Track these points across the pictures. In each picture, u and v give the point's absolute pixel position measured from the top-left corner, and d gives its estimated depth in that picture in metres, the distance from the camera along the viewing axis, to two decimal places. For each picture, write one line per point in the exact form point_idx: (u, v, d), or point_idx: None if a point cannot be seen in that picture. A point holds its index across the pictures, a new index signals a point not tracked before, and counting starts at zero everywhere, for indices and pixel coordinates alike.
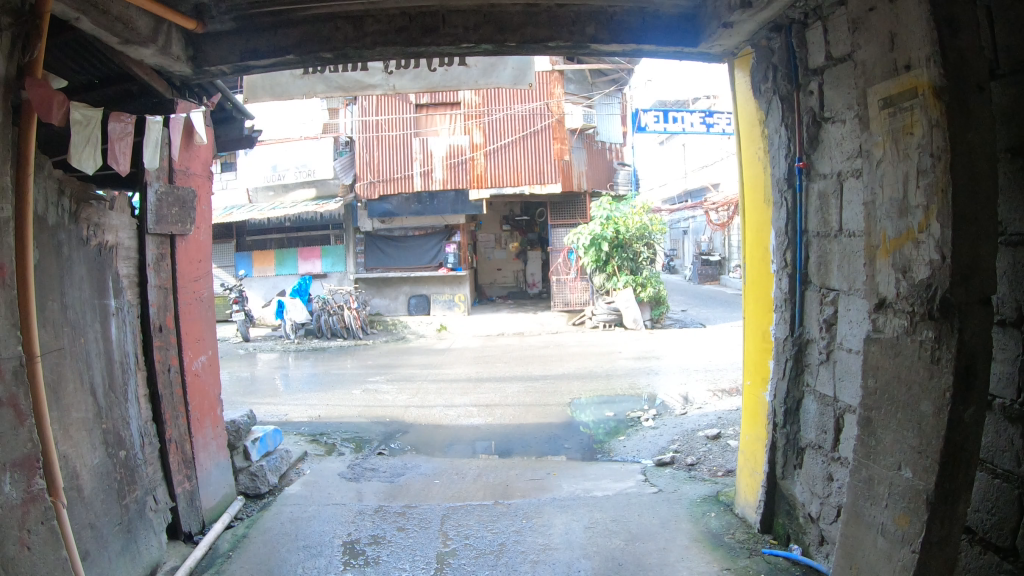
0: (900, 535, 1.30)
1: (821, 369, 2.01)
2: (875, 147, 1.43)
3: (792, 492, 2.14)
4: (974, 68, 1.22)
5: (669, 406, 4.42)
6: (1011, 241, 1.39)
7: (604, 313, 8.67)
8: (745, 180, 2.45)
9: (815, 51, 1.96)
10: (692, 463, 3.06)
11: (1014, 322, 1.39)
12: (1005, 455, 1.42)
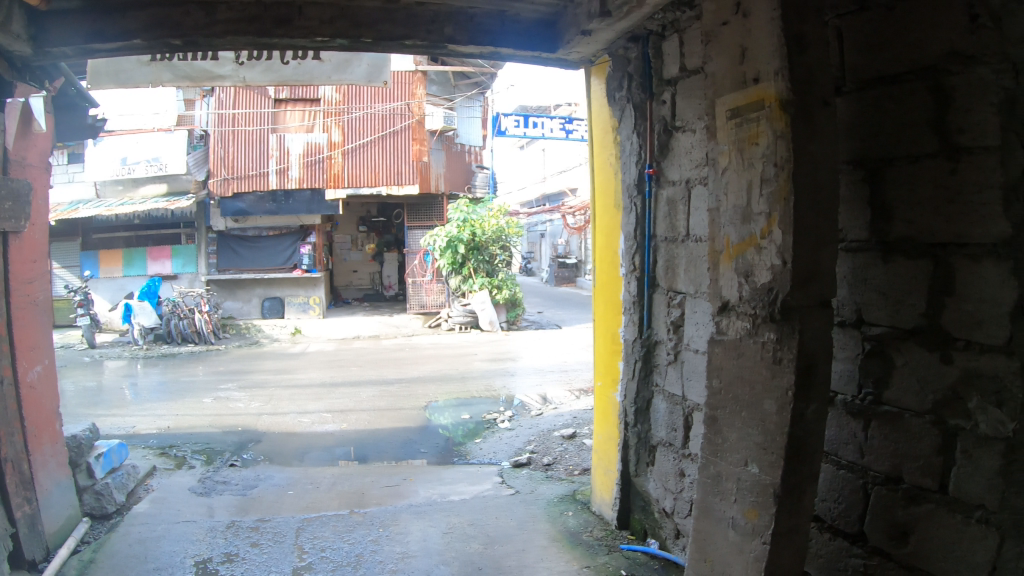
0: (748, 527, 1.37)
1: (669, 369, 2.10)
2: (720, 156, 1.48)
3: (645, 489, 2.21)
4: (821, 84, 1.30)
5: (527, 406, 4.50)
6: (851, 247, 1.53)
7: (458, 315, 8.81)
8: (596, 185, 2.51)
9: (670, 63, 2.04)
10: (549, 463, 3.11)
11: (853, 323, 1.53)
12: (847, 448, 1.56)
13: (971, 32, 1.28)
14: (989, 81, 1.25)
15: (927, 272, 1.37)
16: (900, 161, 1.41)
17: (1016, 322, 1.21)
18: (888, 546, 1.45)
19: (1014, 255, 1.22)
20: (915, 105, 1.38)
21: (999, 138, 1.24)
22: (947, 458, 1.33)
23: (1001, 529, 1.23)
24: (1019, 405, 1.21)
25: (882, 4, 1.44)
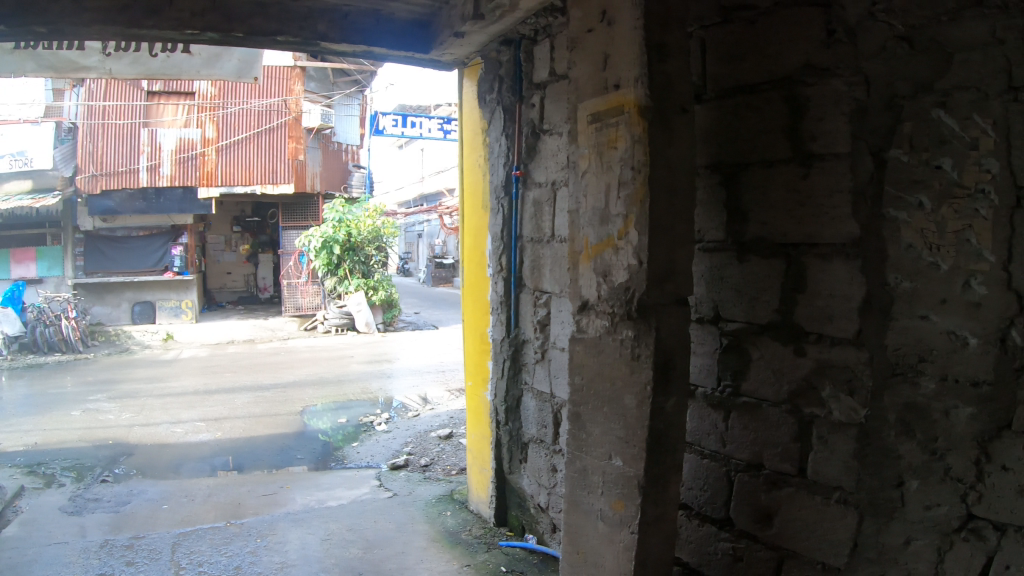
0: (615, 519, 1.41)
1: (537, 367, 2.15)
2: (581, 159, 1.52)
3: (520, 486, 2.26)
4: (679, 92, 1.37)
5: (406, 408, 4.48)
6: (708, 247, 1.62)
7: (336, 317, 8.48)
8: (466, 185, 2.53)
9: (541, 66, 2.08)
10: (426, 464, 3.11)
11: (711, 319, 1.63)
12: (709, 438, 1.64)
13: (827, 46, 1.39)
14: (841, 91, 1.37)
15: (780, 271, 1.48)
16: (755, 165, 1.52)
17: (864, 316, 1.35)
18: (754, 529, 1.55)
19: (862, 254, 1.35)
20: (770, 114, 1.48)
21: (849, 144, 1.36)
22: (804, 445, 1.45)
23: (860, 507, 1.37)
24: (868, 393, 1.36)
25: (744, 18, 1.53)
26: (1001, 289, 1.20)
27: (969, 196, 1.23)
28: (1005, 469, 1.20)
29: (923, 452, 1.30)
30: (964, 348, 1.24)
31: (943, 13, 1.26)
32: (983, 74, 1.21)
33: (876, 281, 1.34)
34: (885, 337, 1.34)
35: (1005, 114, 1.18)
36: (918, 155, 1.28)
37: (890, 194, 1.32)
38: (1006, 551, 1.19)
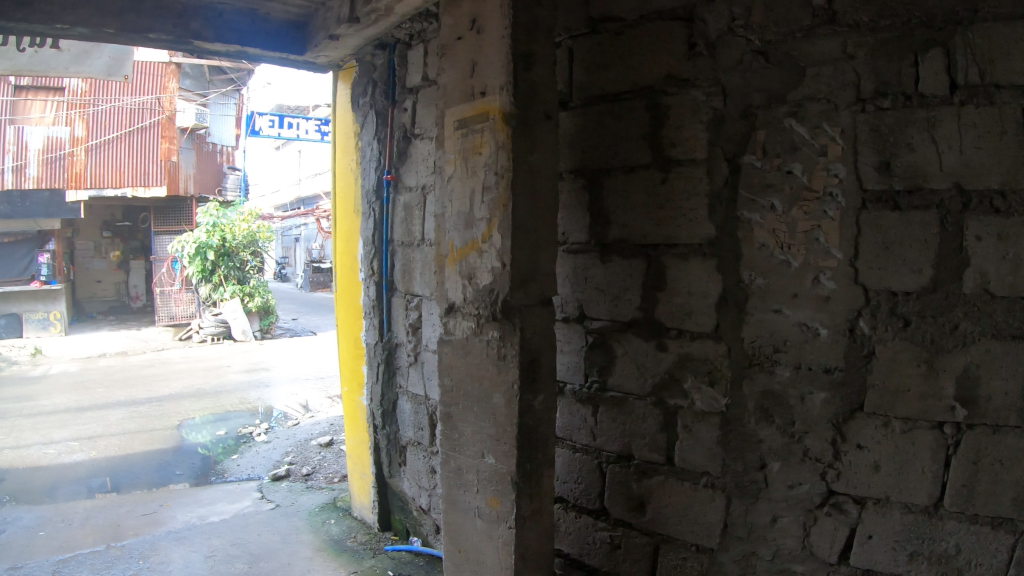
0: (491, 515, 1.45)
1: (410, 370, 2.18)
2: (446, 164, 1.54)
3: (401, 489, 2.28)
4: (542, 99, 1.42)
5: (287, 417, 4.39)
6: (571, 249, 1.75)
7: (212, 326, 8.18)
8: (337, 189, 2.50)
9: (414, 71, 2.10)
10: (308, 474, 3.05)
11: (576, 318, 1.75)
12: (579, 432, 1.76)
13: (689, 59, 1.52)
14: (699, 101, 1.51)
15: (640, 270, 1.63)
16: (617, 171, 1.65)
17: (720, 310, 1.51)
18: (629, 517, 1.67)
19: (718, 253, 1.51)
20: (633, 120, 1.61)
21: (706, 152, 1.51)
22: (669, 434, 1.60)
23: (726, 490, 1.52)
24: (727, 381, 1.52)
25: (611, 30, 1.64)
26: (848, 283, 1.36)
27: (818, 199, 1.38)
28: (859, 448, 1.38)
29: (782, 436, 1.46)
30: (815, 338, 1.41)
31: (798, 30, 1.40)
32: (832, 87, 1.36)
33: (731, 279, 1.50)
34: (742, 330, 1.49)
35: (852, 123, 1.35)
36: (771, 161, 1.43)
37: (745, 197, 1.47)
38: (866, 522, 1.38)
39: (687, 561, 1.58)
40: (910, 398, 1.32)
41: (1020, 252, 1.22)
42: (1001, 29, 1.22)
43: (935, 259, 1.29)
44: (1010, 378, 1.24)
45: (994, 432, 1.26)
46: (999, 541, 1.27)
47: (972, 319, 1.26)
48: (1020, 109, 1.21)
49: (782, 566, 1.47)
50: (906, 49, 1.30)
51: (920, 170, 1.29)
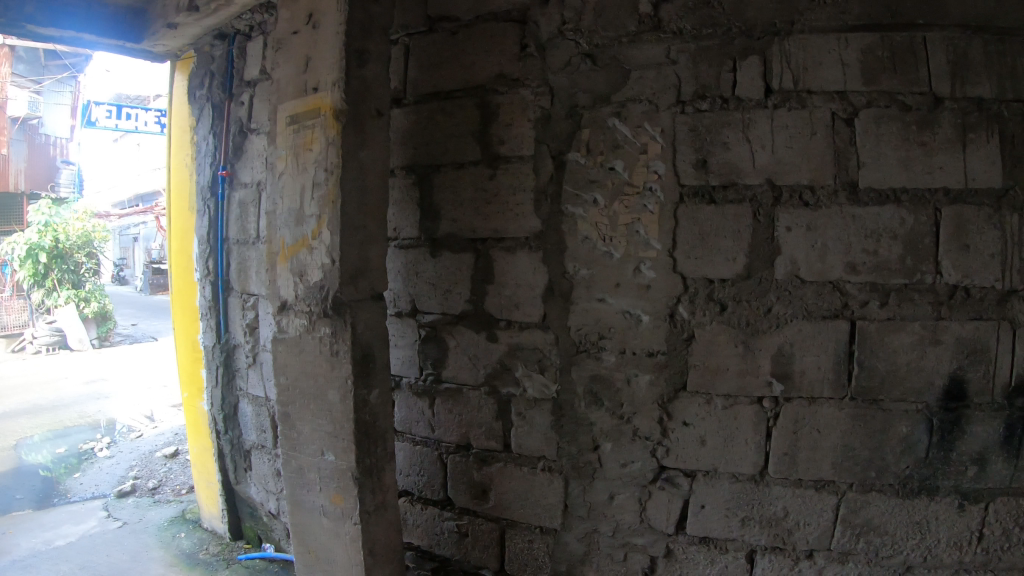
0: (336, 512, 1.67)
1: (249, 371, 2.27)
2: (277, 160, 1.73)
3: (248, 495, 2.36)
4: (375, 95, 1.63)
5: (130, 428, 4.18)
6: (402, 244, 1.86)
7: (47, 334, 7.61)
8: (171, 184, 2.47)
9: (252, 63, 2.13)
10: (154, 487, 2.93)
11: (408, 312, 1.87)
12: (417, 425, 1.90)
13: (520, 59, 1.67)
14: (528, 100, 1.66)
15: (468, 263, 1.75)
16: (447, 166, 1.78)
17: (547, 301, 1.66)
18: (473, 505, 1.83)
19: (543, 246, 1.65)
20: (464, 117, 1.74)
21: (534, 148, 1.65)
22: (504, 422, 1.76)
23: (563, 472, 1.70)
24: (556, 368, 1.68)
25: (446, 29, 1.79)
26: (667, 272, 1.55)
27: (639, 194, 1.56)
28: (685, 425, 1.58)
29: (611, 417, 1.64)
30: (637, 324, 1.59)
31: (625, 35, 1.58)
32: (655, 89, 1.55)
33: (557, 271, 1.65)
34: (569, 318, 1.65)
35: (673, 123, 1.54)
36: (594, 158, 1.60)
37: (570, 191, 1.62)
38: (699, 494, 1.59)
39: (534, 542, 1.75)
40: (729, 376, 1.54)
41: (825, 241, 1.47)
42: (812, 40, 1.47)
43: (748, 249, 1.50)
44: (821, 354, 1.49)
45: (808, 404, 1.51)
46: (824, 501, 1.54)
47: (783, 302, 1.50)
48: (827, 113, 1.47)
49: (623, 540, 1.67)
50: (726, 55, 1.51)
51: (735, 166, 1.50)
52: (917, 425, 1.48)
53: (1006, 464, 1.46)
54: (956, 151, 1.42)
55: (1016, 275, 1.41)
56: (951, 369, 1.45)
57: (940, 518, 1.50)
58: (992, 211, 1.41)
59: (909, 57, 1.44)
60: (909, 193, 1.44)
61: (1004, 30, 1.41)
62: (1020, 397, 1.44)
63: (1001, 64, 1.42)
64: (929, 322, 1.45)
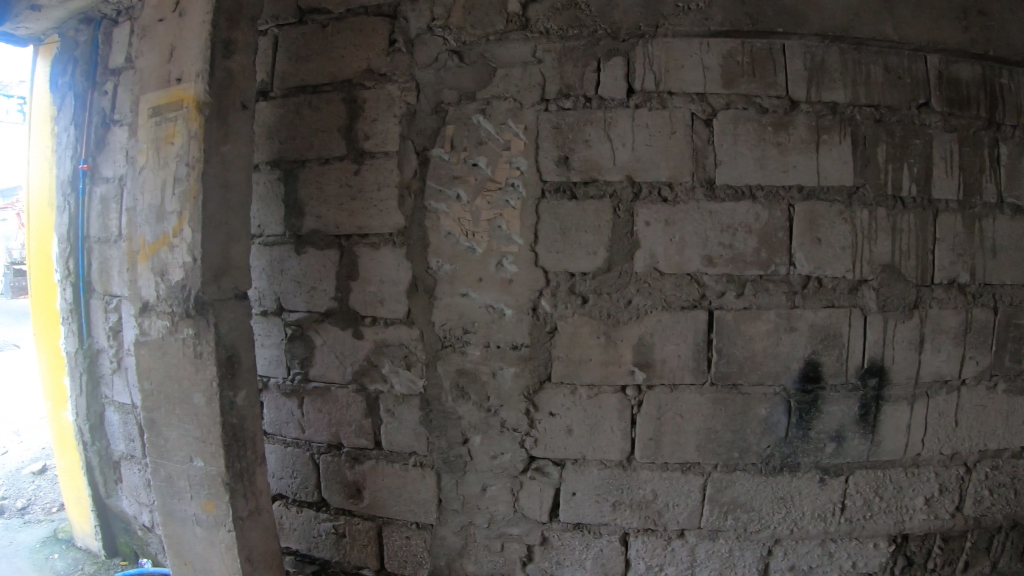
0: (210, 521, 1.61)
1: (114, 377, 2.17)
2: (139, 154, 1.65)
3: (121, 510, 2.30)
4: (239, 87, 1.59)
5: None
6: (267, 241, 1.82)
7: None
8: (28, 178, 2.31)
9: (118, 52, 2.06)
10: (23, 507, 2.72)
11: (275, 311, 1.83)
12: (288, 426, 1.86)
13: (388, 54, 1.67)
14: (394, 95, 1.66)
15: (333, 260, 1.73)
16: (313, 162, 1.75)
17: (411, 296, 1.67)
18: (348, 504, 1.82)
19: (407, 242, 1.66)
20: (331, 112, 1.73)
21: (398, 144, 1.66)
22: (374, 419, 1.75)
23: (435, 467, 1.71)
24: (422, 364, 1.68)
25: (317, 22, 1.76)
26: (529, 266, 1.59)
27: (501, 189, 1.59)
28: (551, 415, 1.62)
29: (479, 410, 1.66)
30: (501, 317, 1.62)
31: (492, 33, 1.60)
32: (520, 87, 1.59)
33: (420, 266, 1.65)
34: (432, 314, 1.66)
35: (537, 120, 1.57)
36: (458, 154, 1.61)
37: (433, 187, 1.63)
38: (569, 481, 1.65)
39: (411, 539, 1.76)
40: (593, 366, 1.59)
41: (682, 235, 1.54)
42: (675, 44, 1.55)
43: (608, 243, 1.56)
44: (680, 343, 1.56)
45: (669, 390, 1.59)
46: (691, 482, 1.63)
47: (643, 294, 1.56)
48: (687, 113, 1.54)
49: (498, 531, 1.71)
50: (591, 56, 1.57)
51: (596, 163, 1.55)
52: (775, 407, 1.60)
53: (862, 440, 1.65)
54: (809, 151, 1.56)
55: (866, 266, 1.58)
56: (806, 354, 1.58)
57: (803, 493, 1.66)
58: (844, 206, 1.57)
59: (768, 64, 1.56)
60: (764, 190, 1.55)
61: (859, 40, 1.58)
62: (871, 378, 1.62)
63: (855, 71, 1.59)
64: (783, 310, 1.56)
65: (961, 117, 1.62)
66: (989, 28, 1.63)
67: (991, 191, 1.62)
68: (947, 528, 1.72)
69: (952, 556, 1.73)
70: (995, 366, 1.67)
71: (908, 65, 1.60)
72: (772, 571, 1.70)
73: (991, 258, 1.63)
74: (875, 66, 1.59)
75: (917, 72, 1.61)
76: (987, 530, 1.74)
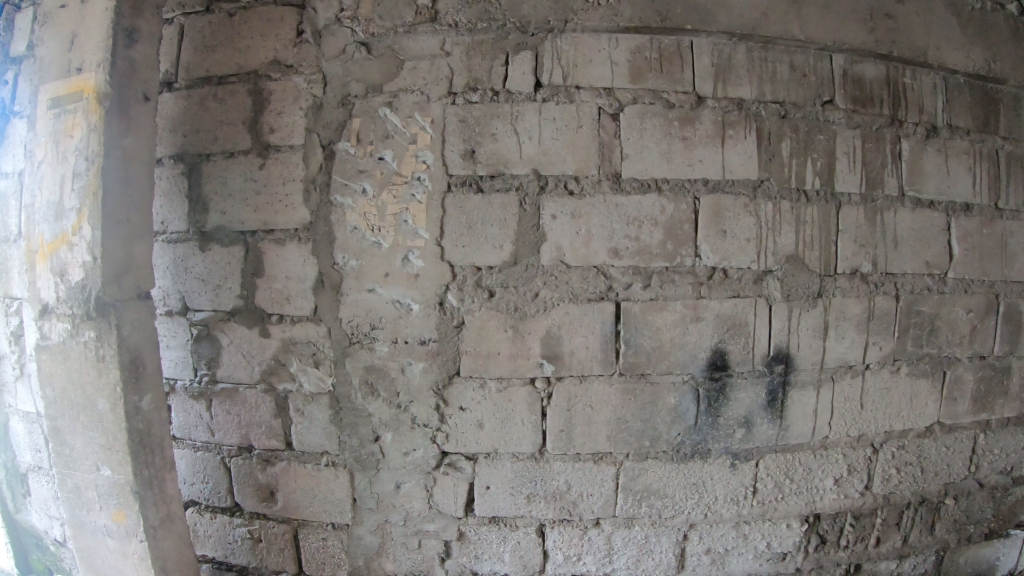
0: (121, 532, 1.56)
1: (16, 387, 2.04)
2: (38, 148, 1.57)
3: (30, 524, 2.18)
4: (141, 78, 1.53)
5: None
6: (170, 238, 1.75)
7: None
8: None
9: (18, 38, 1.89)
10: None
11: (180, 311, 1.76)
12: (197, 429, 1.80)
13: (295, 45, 1.63)
14: (301, 88, 1.62)
15: (238, 257, 1.68)
16: (217, 156, 1.70)
17: (317, 293, 1.63)
18: (262, 508, 1.77)
19: (313, 238, 1.62)
20: (236, 104, 1.68)
21: (303, 137, 1.62)
22: (284, 419, 1.71)
23: (348, 466, 1.68)
24: (330, 361, 1.65)
25: (225, 11, 1.70)
26: (435, 260, 1.57)
27: (407, 183, 1.57)
28: (462, 410, 1.62)
29: (389, 407, 1.64)
30: (407, 313, 1.60)
31: (401, 25, 1.58)
32: (428, 80, 1.58)
33: (326, 262, 1.62)
34: (339, 310, 1.62)
35: (443, 113, 1.56)
36: (364, 148, 1.59)
37: (339, 181, 1.60)
38: (483, 475, 1.65)
39: (328, 540, 1.73)
40: (501, 359, 1.59)
41: (589, 228, 1.56)
42: (584, 40, 1.57)
43: (514, 237, 1.56)
44: (588, 335, 1.58)
45: (579, 381, 1.60)
46: (603, 471, 1.66)
47: (549, 287, 1.57)
48: (594, 108, 1.56)
49: (415, 528, 1.69)
50: (500, 50, 1.57)
51: (502, 156, 1.56)
52: (683, 395, 1.64)
53: (769, 425, 1.70)
54: (715, 145, 1.59)
55: (770, 257, 1.63)
56: (713, 343, 1.62)
57: (714, 478, 1.71)
58: (748, 199, 1.61)
59: (675, 60, 1.59)
60: (669, 183, 1.58)
61: (766, 38, 1.64)
62: (778, 364, 1.67)
63: (762, 68, 1.63)
64: (689, 301, 1.60)
65: (866, 114, 1.71)
66: (895, 29, 1.73)
67: (892, 185, 1.73)
68: (858, 507, 1.83)
69: (864, 533, 1.85)
70: (898, 351, 1.77)
71: (814, 63, 1.67)
72: (688, 555, 1.75)
73: (892, 249, 1.73)
74: (781, 64, 1.65)
75: (823, 71, 1.68)
76: (896, 507, 1.87)
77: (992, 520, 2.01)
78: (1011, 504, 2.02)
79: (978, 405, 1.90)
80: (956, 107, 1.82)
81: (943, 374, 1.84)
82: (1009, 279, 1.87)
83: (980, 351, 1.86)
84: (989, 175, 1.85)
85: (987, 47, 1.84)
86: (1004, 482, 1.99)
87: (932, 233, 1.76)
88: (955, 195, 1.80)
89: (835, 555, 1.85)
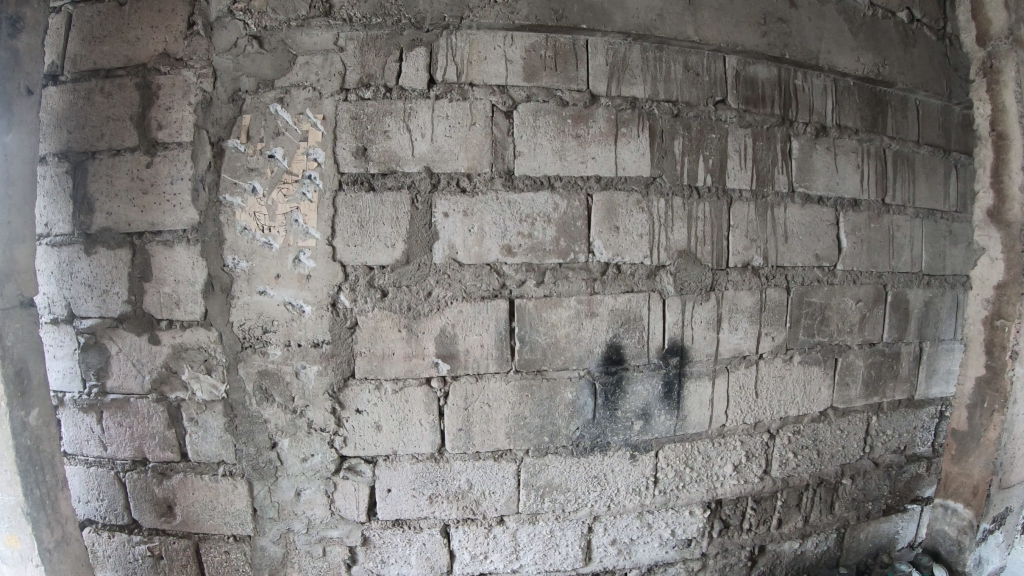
0: (14, 557, 1.46)
1: None
2: None
3: None
4: (25, 71, 1.46)
5: None
6: (54, 241, 1.64)
7: None
8: None
9: None
10: None
11: (64, 318, 1.64)
12: (89, 444, 1.69)
13: (185, 38, 1.55)
14: (190, 82, 1.55)
15: (125, 260, 1.59)
16: (103, 153, 1.60)
17: (207, 297, 1.56)
18: (160, 523, 1.69)
19: (201, 240, 1.55)
20: (123, 99, 1.59)
21: (191, 134, 1.55)
22: (177, 429, 1.64)
23: (245, 476, 1.62)
24: (222, 368, 1.58)
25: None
26: (327, 261, 1.54)
27: (297, 181, 1.53)
28: (358, 412, 1.59)
29: (284, 413, 1.59)
30: (300, 315, 1.55)
31: (294, 18, 1.53)
32: (319, 76, 1.54)
33: (216, 264, 1.55)
34: (230, 314, 1.56)
35: (336, 110, 1.53)
36: (253, 145, 1.53)
37: (228, 180, 1.54)
38: (382, 478, 1.62)
39: (230, 553, 1.67)
40: (396, 360, 1.58)
41: (481, 226, 1.56)
42: (479, 36, 1.56)
43: (406, 235, 1.54)
44: (483, 333, 1.58)
45: (474, 380, 1.60)
46: (505, 469, 1.66)
47: (442, 286, 1.56)
48: (488, 105, 1.56)
49: (318, 535, 1.65)
50: (394, 46, 1.54)
51: (395, 155, 1.54)
52: (579, 389, 1.66)
53: (668, 415, 1.74)
54: (608, 144, 1.62)
55: (662, 252, 1.67)
56: (608, 338, 1.65)
57: (615, 470, 1.73)
58: (641, 196, 1.65)
59: (571, 58, 1.60)
60: (562, 181, 1.60)
61: (662, 39, 1.66)
62: (673, 357, 1.72)
63: (656, 68, 1.67)
64: (584, 297, 1.62)
65: (757, 114, 1.77)
66: (787, 33, 1.79)
67: (782, 182, 1.80)
68: (757, 491, 1.90)
69: (765, 515, 1.93)
70: (790, 341, 1.84)
71: (707, 64, 1.72)
72: (593, 546, 1.77)
73: (783, 243, 1.80)
74: (676, 64, 1.69)
75: (715, 71, 1.73)
76: (795, 489, 1.95)
77: (889, 496, 2.13)
78: (907, 480, 2.16)
79: (870, 389, 2.01)
80: (844, 107, 1.91)
81: (835, 360, 1.93)
82: (896, 269, 1.99)
83: (870, 338, 1.97)
84: (876, 173, 1.96)
85: (877, 52, 1.94)
86: (899, 460, 2.12)
87: (820, 227, 1.85)
88: (844, 191, 1.89)
89: (739, 538, 1.91)
